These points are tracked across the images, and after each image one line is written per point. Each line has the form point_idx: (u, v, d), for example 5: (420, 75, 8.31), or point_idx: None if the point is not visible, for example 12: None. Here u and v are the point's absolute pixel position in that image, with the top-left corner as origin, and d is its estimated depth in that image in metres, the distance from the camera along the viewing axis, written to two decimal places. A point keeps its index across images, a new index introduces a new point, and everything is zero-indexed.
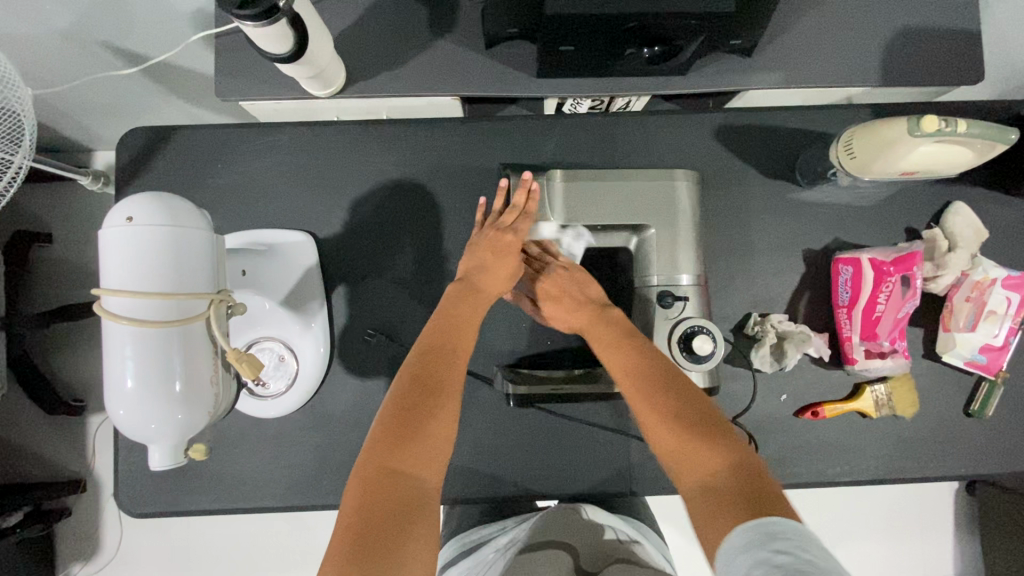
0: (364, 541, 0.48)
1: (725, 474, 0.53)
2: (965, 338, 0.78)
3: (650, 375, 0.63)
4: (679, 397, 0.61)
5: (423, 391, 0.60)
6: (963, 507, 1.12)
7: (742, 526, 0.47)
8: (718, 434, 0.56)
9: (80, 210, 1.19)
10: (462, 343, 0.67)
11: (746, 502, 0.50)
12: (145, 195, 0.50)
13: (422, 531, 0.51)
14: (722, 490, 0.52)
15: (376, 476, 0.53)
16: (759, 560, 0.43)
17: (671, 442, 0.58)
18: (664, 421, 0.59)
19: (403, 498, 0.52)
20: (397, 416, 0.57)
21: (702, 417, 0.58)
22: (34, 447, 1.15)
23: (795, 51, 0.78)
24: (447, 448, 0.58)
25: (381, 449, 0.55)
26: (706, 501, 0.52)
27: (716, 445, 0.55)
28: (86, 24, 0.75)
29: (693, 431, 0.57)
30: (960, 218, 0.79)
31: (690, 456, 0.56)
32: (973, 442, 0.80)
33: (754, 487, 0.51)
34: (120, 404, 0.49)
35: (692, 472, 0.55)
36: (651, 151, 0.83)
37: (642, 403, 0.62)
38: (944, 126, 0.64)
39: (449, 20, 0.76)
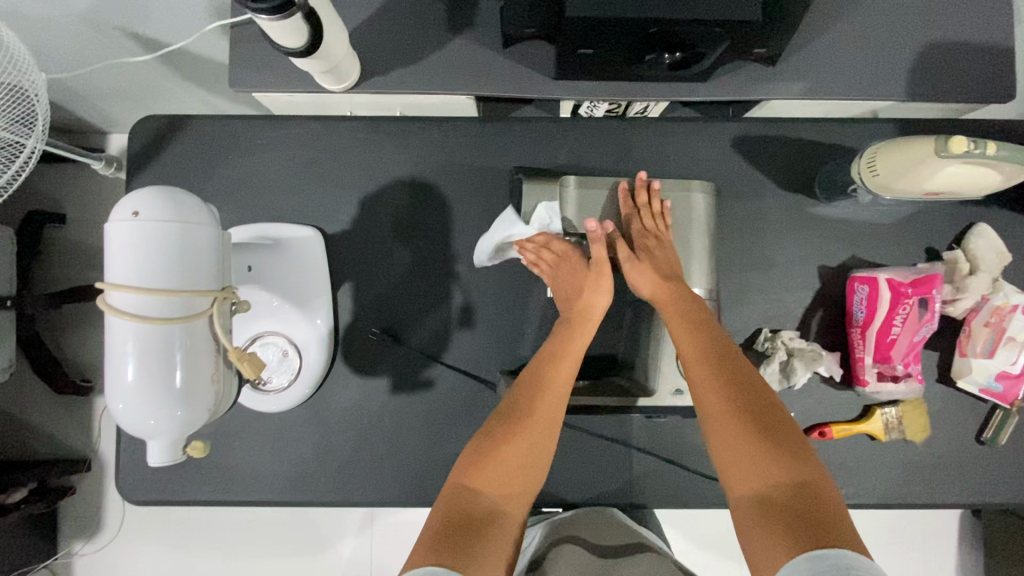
0: (444, 541, 0.51)
1: (793, 489, 0.53)
2: (982, 364, 0.75)
3: (726, 375, 0.62)
4: (750, 396, 0.60)
5: (510, 425, 0.62)
6: (970, 532, 1.10)
7: (804, 556, 0.46)
8: (789, 447, 0.55)
9: (94, 192, 1.20)
10: (561, 375, 0.67)
11: (805, 524, 0.49)
12: (151, 189, 0.49)
13: (495, 547, 0.54)
14: (780, 504, 0.52)
15: (453, 494, 0.57)
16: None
17: (737, 444, 0.57)
18: (728, 421, 0.59)
19: (479, 516, 0.55)
20: (479, 442, 0.61)
21: (776, 422, 0.58)
22: (41, 424, 1.17)
23: (821, 62, 0.76)
24: (527, 480, 0.61)
25: (462, 468, 0.59)
26: (766, 515, 0.52)
27: (788, 456, 0.55)
28: (102, 9, 0.74)
29: (765, 438, 0.56)
30: (984, 241, 0.77)
31: (753, 466, 0.55)
32: (985, 471, 0.78)
33: (814, 509, 0.50)
34: (119, 398, 0.49)
35: (753, 483, 0.55)
36: (668, 158, 0.81)
37: (709, 399, 0.61)
38: (973, 148, 0.62)
39: (467, 18, 0.75)
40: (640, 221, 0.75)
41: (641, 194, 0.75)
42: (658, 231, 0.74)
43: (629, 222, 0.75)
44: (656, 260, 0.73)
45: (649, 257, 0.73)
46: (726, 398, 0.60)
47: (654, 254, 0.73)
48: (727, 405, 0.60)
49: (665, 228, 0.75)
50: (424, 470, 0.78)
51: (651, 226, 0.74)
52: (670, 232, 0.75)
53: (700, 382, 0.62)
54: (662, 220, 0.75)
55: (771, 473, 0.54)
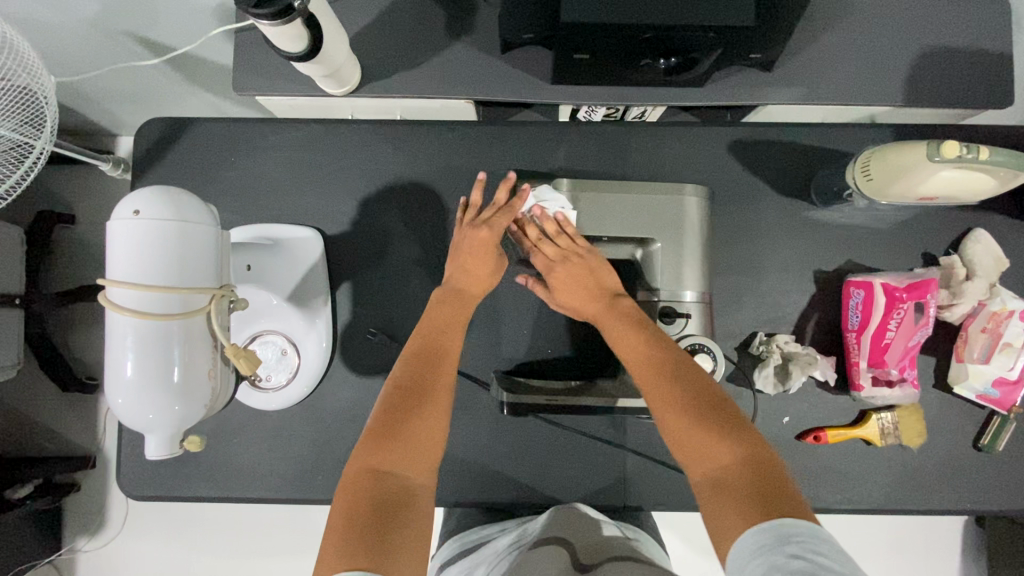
0: (356, 542, 0.46)
1: (739, 467, 0.52)
2: (979, 370, 0.75)
3: (661, 364, 0.62)
4: (688, 383, 0.59)
5: (410, 399, 0.59)
6: (969, 540, 1.09)
7: (755, 530, 0.46)
8: (727, 424, 0.55)
9: (102, 194, 1.22)
10: (449, 347, 0.66)
11: (757, 497, 0.49)
12: (153, 189, 0.51)
13: (412, 524, 0.50)
14: (731, 481, 0.51)
15: (359, 479, 0.52)
16: (773, 565, 0.42)
17: (676, 430, 0.56)
18: (669, 407, 0.58)
19: (387, 497, 0.51)
20: (377, 423, 0.57)
21: (712, 402, 0.57)
22: (46, 421, 1.18)
23: (816, 67, 0.76)
24: (435, 448, 0.57)
25: (367, 452, 0.54)
26: (716, 496, 0.51)
27: (726, 434, 0.54)
28: (112, 14, 0.76)
29: (701, 419, 0.55)
30: (981, 246, 0.77)
31: (699, 447, 0.54)
32: (983, 478, 0.78)
33: (762, 479, 0.50)
34: (118, 393, 0.50)
35: (703, 464, 0.54)
36: (664, 162, 0.82)
37: (650, 389, 0.60)
38: (966, 153, 0.62)
39: (465, 23, 0.76)
40: (543, 252, 0.75)
41: (531, 231, 0.76)
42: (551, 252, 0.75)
43: (534, 253, 0.76)
44: (579, 279, 0.73)
45: (571, 280, 0.73)
46: (663, 386, 0.60)
47: (566, 275, 0.73)
48: (665, 393, 0.59)
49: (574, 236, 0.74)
50: None
51: (555, 253, 0.74)
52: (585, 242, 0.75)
53: (643, 377, 0.62)
54: (564, 234, 0.74)
55: (714, 452, 0.53)
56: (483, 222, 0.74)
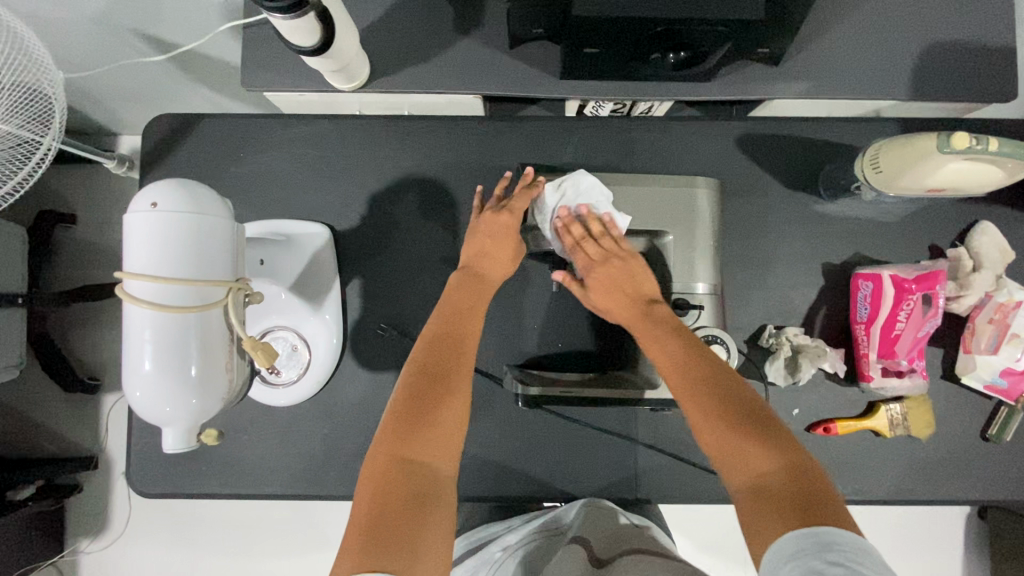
0: (379, 540, 0.46)
1: (782, 477, 0.49)
2: (987, 360, 0.76)
3: (695, 372, 0.58)
4: (727, 388, 0.56)
5: (432, 387, 0.58)
6: (973, 532, 1.10)
7: (796, 536, 0.45)
8: (770, 431, 0.52)
9: (103, 193, 1.21)
10: (469, 333, 0.65)
11: (805, 508, 0.47)
12: (170, 183, 0.51)
13: (440, 517, 0.50)
14: (775, 490, 0.49)
15: (388, 469, 0.51)
16: (812, 571, 0.42)
17: (716, 442, 0.53)
18: (708, 411, 0.55)
19: (413, 491, 0.50)
20: (404, 411, 0.55)
21: (754, 409, 0.54)
22: (50, 422, 1.18)
23: (823, 60, 0.76)
24: (459, 434, 0.57)
25: (390, 443, 0.53)
26: (760, 508, 0.48)
27: (770, 445, 0.51)
28: (118, 11, 0.76)
29: (743, 425, 0.53)
30: (987, 238, 0.78)
31: (740, 454, 0.52)
32: (991, 468, 0.78)
33: (808, 490, 0.48)
34: (136, 386, 0.50)
35: (745, 471, 0.51)
36: (672, 156, 0.82)
37: (686, 391, 0.57)
38: (976, 144, 0.63)
39: (474, 18, 0.76)
40: (584, 250, 0.71)
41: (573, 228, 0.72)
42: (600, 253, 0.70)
43: (574, 251, 0.72)
44: (619, 282, 0.69)
45: (612, 283, 0.69)
46: (702, 396, 0.56)
47: (605, 277, 0.69)
48: (704, 404, 0.56)
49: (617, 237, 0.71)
50: None
51: (597, 253, 0.70)
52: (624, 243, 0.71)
53: (678, 386, 0.59)
54: (609, 235, 0.71)
55: (756, 460, 0.51)
56: (505, 206, 0.75)
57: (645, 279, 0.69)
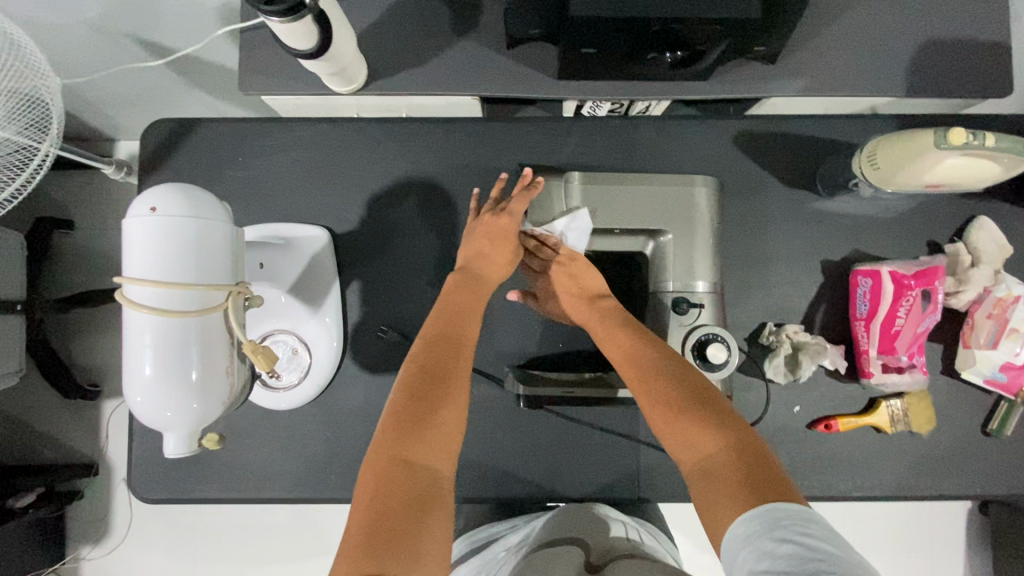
0: (378, 543, 0.46)
1: (724, 456, 0.53)
2: (986, 355, 0.76)
3: (645, 363, 0.63)
4: (674, 377, 0.60)
5: (432, 389, 0.58)
6: (975, 528, 1.10)
7: (743, 517, 0.47)
8: (711, 413, 0.56)
9: (101, 198, 1.21)
10: (467, 335, 0.65)
11: (745, 484, 0.50)
12: (170, 187, 0.51)
13: (440, 519, 0.50)
14: (718, 470, 0.52)
15: (389, 470, 0.51)
16: (763, 553, 0.44)
17: (664, 428, 0.58)
18: (656, 400, 0.59)
19: (415, 494, 0.50)
20: (405, 412, 0.55)
21: (697, 394, 0.58)
22: (50, 429, 1.17)
23: (820, 58, 0.77)
24: (457, 436, 0.57)
25: (391, 444, 0.53)
26: (707, 489, 0.52)
27: (710, 424, 0.55)
28: (115, 16, 0.76)
29: (686, 411, 0.57)
30: (984, 233, 0.78)
31: (687, 439, 0.55)
32: (992, 463, 0.78)
33: (748, 466, 0.51)
34: (137, 391, 0.50)
35: (695, 455, 0.55)
36: (670, 155, 0.83)
37: (637, 384, 0.62)
38: (972, 140, 0.63)
39: (470, 20, 0.76)
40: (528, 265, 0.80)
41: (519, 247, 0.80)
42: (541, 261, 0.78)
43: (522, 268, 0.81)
44: (560, 284, 0.76)
45: (562, 287, 0.76)
46: (647, 388, 0.61)
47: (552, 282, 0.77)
48: (650, 395, 0.60)
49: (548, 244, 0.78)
50: None
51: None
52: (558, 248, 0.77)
53: (630, 379, 0.63)
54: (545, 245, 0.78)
55: (700, 442, 0.54)
56: (503, 209, 0.76)
57: (591, 276, 0.75)
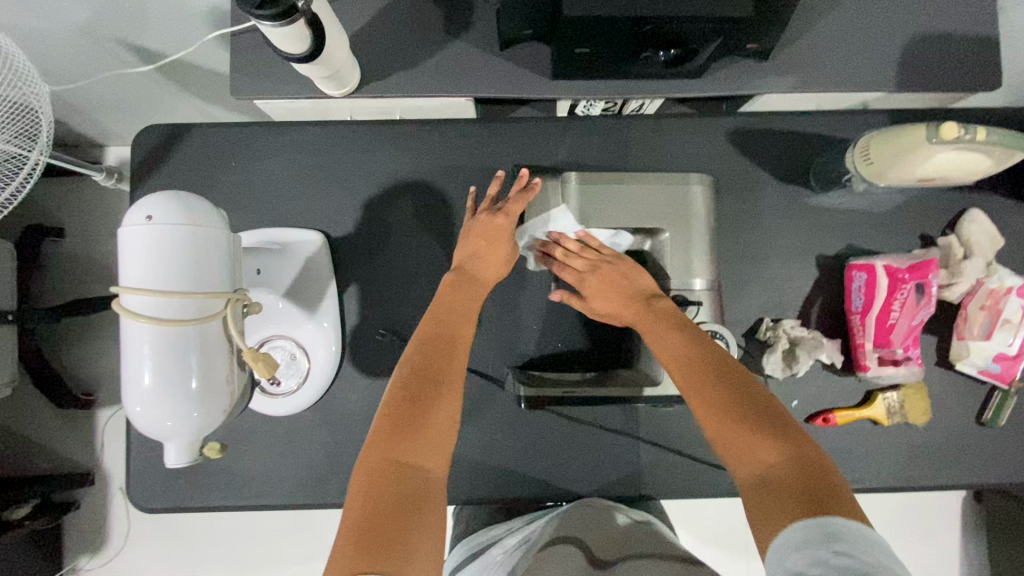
0: (368, 543, 0.45)
1: (786, 466, 0.49)
2: (980, 346, 0.77)
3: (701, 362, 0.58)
4: (732, 381, 0.56)
5: (423, 389, 0.57)
6: (971, 516, 1.12)
7: (800, 525, 0.44)
8: (774, 422, 0.52)
9: (92, 205, 1.20)
10: (460, 336, 0.65)
11: (808, 496, 0.47)
12: (165, 194, 0.50)
13: (433, 519, 0.49)
14: (779, 479, 0.49)
15: (379, 469, 0.51)
16: (816, 560, 0.41)
17: (718, 429, 0.54)
18: (713, 401, 0.55)
19: (405, 493, 0.50)
20: (396, 413, 0.55)
21: (759, 401, 0.54)
22: (44, 439, 1.16)
23: (811, 55, 0.77)
24: (452, 436, 0.56)
25: (382, 444, 0.53)
26: (764, 497, 0.48)
27: (775, 434, 0.51)
28: (104, 21, 0.75)
29: (748, 416, 0.53)
30: (977, 226, 0.79)
31: (745, 444, 0.52)
32: (987, 452, 0.79)
33: (813, 479, 0.48)
34: (136, 401, 0.49)
35: (751, 461, 0.51)
36: (665, 153, 0.83)
37: (691, 383, 0.57)
38: (964, 134, 0.64)
39: (463, 21, 0.76)
40: (573, 265, 0.73)
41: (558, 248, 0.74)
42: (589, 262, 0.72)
43: (562, 269, 0.74)
44: (607, 287, 0.71)
45: (609, 288, 0.71)
46: (703, 386, 0.56)
47: (601, 283, 0.71)
48: (706, 392, 0.56)
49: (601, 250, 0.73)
50: None
51: (584, 265, 0.72)
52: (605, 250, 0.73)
53: (682, 375, 0.59)
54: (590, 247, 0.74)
55: (759, 449, 0.51)
56: (500, 209, 0.75)
57: (641, 277, 0.70)
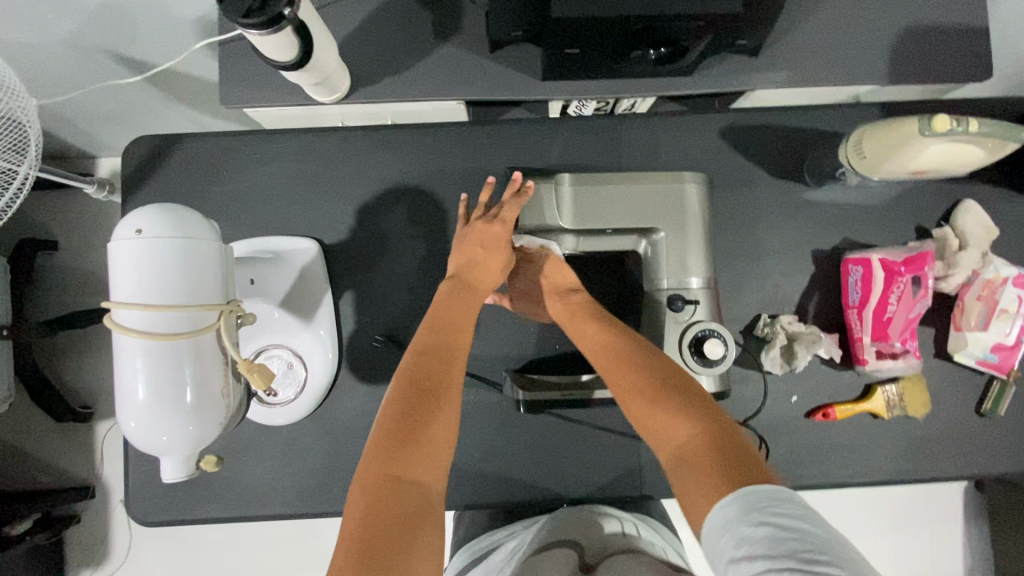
0: (371, 561, 0.45)
1: (699, 440, 0.54)
2: (976, 337, 0.77)
3: (622, 353, 0.64)
4: (648, 368, 0.61)
5: (424, 402, 0.57)
6: (973, 506, 1.12)
7: (722, 499, 0.48)
8: (685, 401, 0.57)
9: (85, 217, 1.19)
10: (457, 345, 0.65)
11: (720, 466, 0.51)
12: (155, 208, 0.50)
13: (433, 533, 0.49)
14: (694, 455, 0.53)
15: (380, 485, 0.51)
16: (741, 539, 0.45)
17: (643, 417, 0.58)
18: (633, 390, 0.60)
19: (407, 509, 0.50)
20: (395, 426, 0.54)
21: (670, 382, 0.59)
22: (43, 453, 1.16)
23: (802, 49, 0.77)
24: (450, 448, 0.56)
25: (382, 458, 0.52)
26: (686, 474, 0.52)
27: (689, 413, 0.56)
28: (90, 32, 0.75)
29: (663, 399, 0.58)
30: (971, 217, 0.79)
31: (665, 426, 0.56)
32: (987, 442, 0.79)
33: (722, 448, 0.52)
34: (130, 416, 0.49)
35: (672, 441, 0.56)
36: (658, 152, 0.83)
37: (613, 376, 0.63)
38: (956, 126, 0.64)
39: (453, 24, 0.76)
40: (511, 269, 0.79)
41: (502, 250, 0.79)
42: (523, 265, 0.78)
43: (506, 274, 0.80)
44: (542, 293, 0.75)
45: (537, 287, 0.76)
46: (623, 378, 0.62)
47: (534, 284, 0.76)
48: (627, 385, 0.61)
49: (534, 253, 0.77)
50: None
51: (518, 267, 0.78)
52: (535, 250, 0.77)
53: (605, 370, 0.64)
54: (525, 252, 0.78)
55: (676, 429, 0.56)
56: (496, 215, 0.75)
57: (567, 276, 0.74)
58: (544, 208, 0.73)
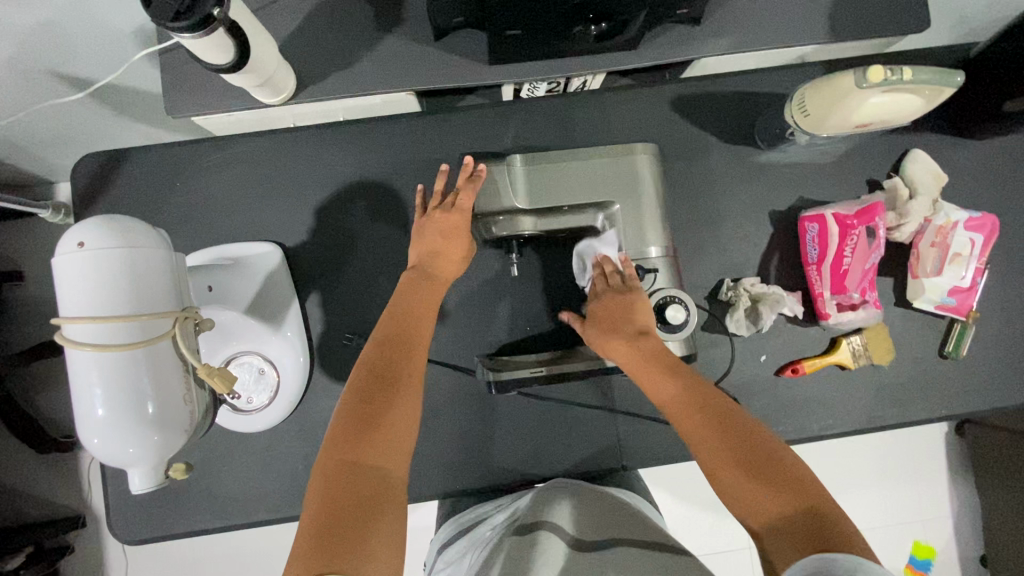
0: (329, 545, 0.46)
1: (791, 511, 0.50)
2: (934, 283, 0.79)
3: (698, 411, 0.60)
4: (730, 429, 0.57)
5: (382, 390, 0.58)
6: (953, 451, 1.15)
7: (817, 560, 0.45)
8: (772, 468, 0.53)
9: (46, 244, 1.17)
10: (419, 334, 0.66)
11: (819, 539, 0.48)
12: (97, 219, 0.49)
13: (393, 518, 0.50)
14: (790, 527, 0.50)
15: (340, 472, 0.51)
16: None
17: (726, 481, 0.55)
18: (718, 452, 0.56)
19: (366, 494, 0.50)
20: (355, 415, 0.55)
21: (754, 445, 0.55)
22: (28, 487, 1.14)
23: (744, 13, 0.77)
24: (411, 435, 0.57)
25: (342, 446, 0.53)
26: (779, 547, 0.50)
27: (784, 487, 0.52)
28: (24, 54, 0.73)
29: (750, 466, 0.54)
30: (918, 165, 0.81)
31: (752, 496, 0.53)
32: (953, 383, 0.82)
33: (816, 521, 0.49)
34: (93, 433, 0.49)
35: (761, 512, 0.52)
36: (612, 128, 0.83)
37: (694, 435, 0.59)
38: (891, 75, 0.65)
39: (394, 14, 0.75)
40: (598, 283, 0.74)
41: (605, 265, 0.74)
42: (614, 287, 0.73)
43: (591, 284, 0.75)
44: (617, 320, 0.70)
45: (610, 316, 0.70)
46: (707, 439, 0.57)
47: (607, 310, 0.71)
48: (712, 446, 0.57)
49: (635, 286, 0.71)
50: (416, 467, 0.78)
51: (606, 287, 0.73)
52: (632, 279, 0.72)
53: (685, 423, 0.60)
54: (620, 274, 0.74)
55: (765, 500, 0.52)
56: (453, 205, 0.75)
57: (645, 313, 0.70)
58: (503, 191, 0.73)
